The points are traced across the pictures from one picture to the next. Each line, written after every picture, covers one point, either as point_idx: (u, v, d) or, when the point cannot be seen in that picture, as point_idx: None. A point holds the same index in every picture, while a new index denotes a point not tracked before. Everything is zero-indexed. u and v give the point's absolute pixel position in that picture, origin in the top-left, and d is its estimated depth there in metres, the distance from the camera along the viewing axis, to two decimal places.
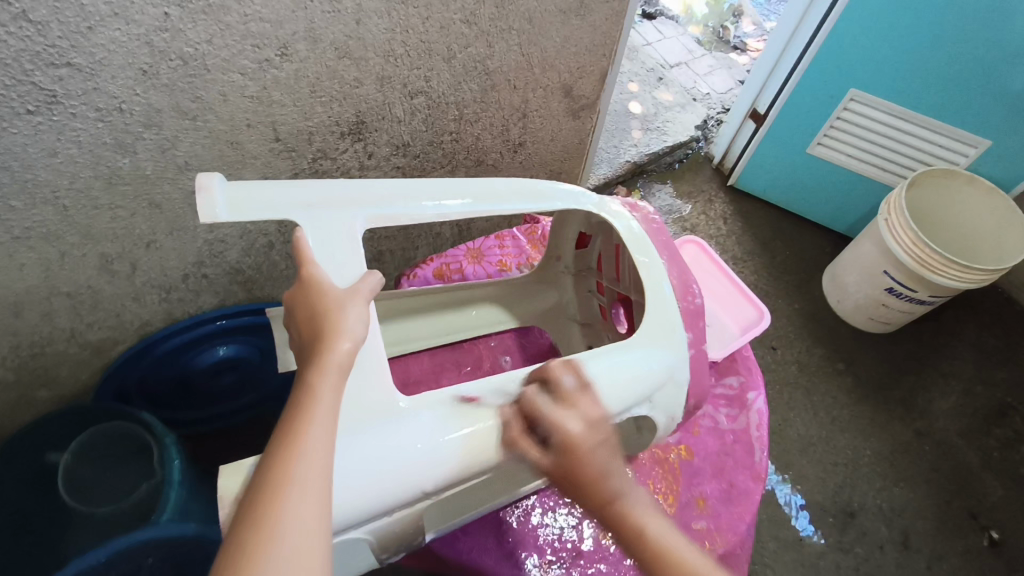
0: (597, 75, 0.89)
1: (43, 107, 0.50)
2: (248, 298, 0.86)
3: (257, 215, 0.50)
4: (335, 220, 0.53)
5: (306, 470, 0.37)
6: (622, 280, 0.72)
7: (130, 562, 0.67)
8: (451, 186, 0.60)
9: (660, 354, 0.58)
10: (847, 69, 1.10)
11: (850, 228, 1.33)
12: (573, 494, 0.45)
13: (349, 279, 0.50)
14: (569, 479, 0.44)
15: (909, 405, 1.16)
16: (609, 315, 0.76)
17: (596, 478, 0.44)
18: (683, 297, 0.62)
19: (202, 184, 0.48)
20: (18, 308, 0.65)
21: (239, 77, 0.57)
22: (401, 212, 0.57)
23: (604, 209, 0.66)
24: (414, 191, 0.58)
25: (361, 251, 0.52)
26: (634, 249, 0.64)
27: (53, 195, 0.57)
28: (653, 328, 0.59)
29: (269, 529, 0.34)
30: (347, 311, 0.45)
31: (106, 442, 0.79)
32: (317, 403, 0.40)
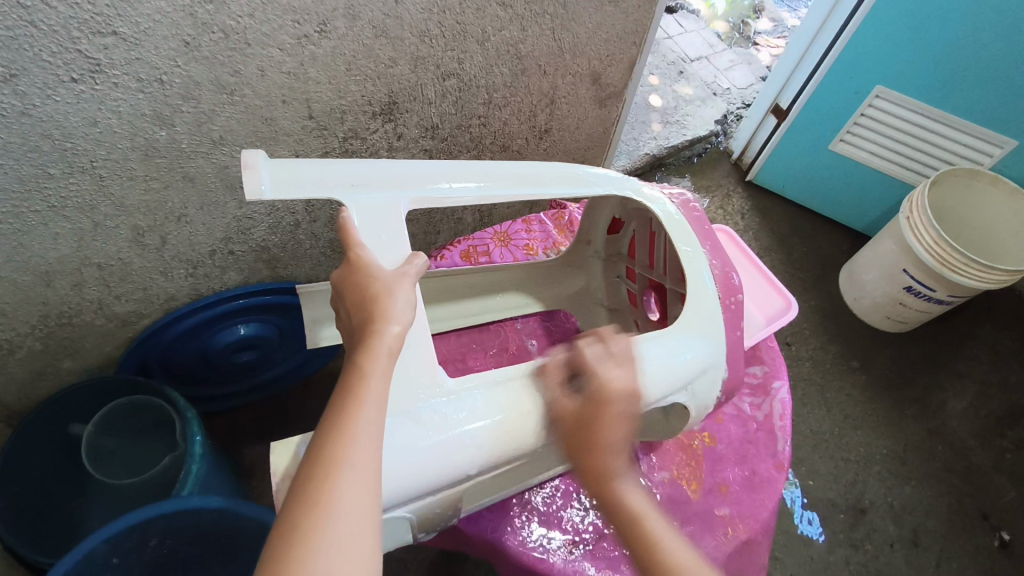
0: (625, 63, 0.89)
1: (86, 75, 0.50)
2: (271, 277, 0.86)
3: (302, 193, 0.50)
4: (378, 201, 0.53)
5: (354, 452, 0.37)
6: (655, 267, 0.72)
7: (153, 532, 0.67)
8: (491, 169, 0.60)
9: (700, 344, 0.58)
10: (873, 66, 1.10)
11: (869, 226, 1.33)
12: (588, 454, 0.49)
13: (395, 260, 0.50)
14: (586, 437, 0.49)
15: (922, 404, 1.16)
16: (641, 303, 0.76)
17: (611, 445, 0.49)
18: (725, 292, 0.62)
19: (247, 162, 0.49)
20: (49, 278, 0.66)
21: (277, 52, 0.57)
22: (443, 194, 0.57)
23: (646, 195, 0.67)
24: (453, 173, 0.58)
25: (405, 233, 0.52)
26: (677, 238, 0.64)
27: (90, 164, 0.57)
28: (696, 318, 0.59)
29: (321, 507, 0.35)
30: (395, 295, 0.46)
31: (131, 417, 0.81)
32: (364, 388, 0.40)
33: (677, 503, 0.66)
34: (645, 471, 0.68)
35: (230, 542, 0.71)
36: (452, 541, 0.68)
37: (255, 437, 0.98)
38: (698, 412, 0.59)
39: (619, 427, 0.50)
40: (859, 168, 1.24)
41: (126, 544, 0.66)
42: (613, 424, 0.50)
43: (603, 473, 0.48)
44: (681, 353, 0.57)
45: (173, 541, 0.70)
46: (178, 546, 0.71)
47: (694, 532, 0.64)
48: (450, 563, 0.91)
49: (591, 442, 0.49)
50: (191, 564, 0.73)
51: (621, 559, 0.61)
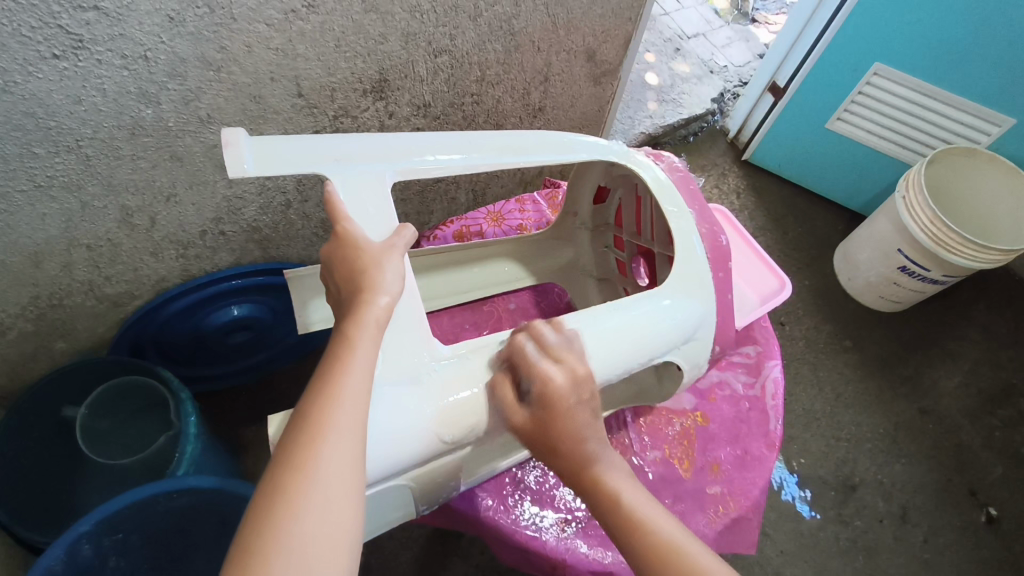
0: (621, 39, 0.87)
1: (69, 52, 0.49)
2: (263, 258, 0.86)
3: (287, 169, 0.49)
4: (366, 176, 0.52)
5: (341, 419, 0.38)
6: (643, 234, 0.72)
7: (150, 511, 0.68)
8: (477, 139, 0.60)
9: (692, 305, 0.58)
10: (871, 43, 1.08)
11: (864, 207, 1.32)
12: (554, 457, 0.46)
13: (382, 233, 0.50)
14: (551, 440, 0.45)
15: (914, 383, 1.17)
16: (630, 271, 0.76)
17: (585, 440, 0.45)
18: (713, 252, 0.62)
19: (228, 140, 0.47)
20: (38, 259, 0.65)
21: (265, 28, 0.56)
22: (429, 165, 0.56)
23: (632, 159, 0.66)
24: (438, 143, 0.57)
25: (395, 207, 0.52)
26: (663, 200, 0.63)
27: (75, 143, 0.56)
28: (684, 279, 0.59)
29: (304, 470, 0.35)
30: (386, 266, 0.46)
31: (123, 400, 0.81)
32: (352, 356, 0.40)
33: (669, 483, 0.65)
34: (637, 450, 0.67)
35: (222, 521, 0.71)
36: (443, 519, 0.67)
37: (250, 419, 0.98)
38: (691, 374, 0.60)
39: (587, 421, 0.46)
40: (856, 147, 1.23)
41: (121, 526, 0.66)
42: (577, 425, 0.45)
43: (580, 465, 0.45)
44: (670, 316, 0.56)
45: (169, 521, 0.70)
46: (176, 526, 0.71)
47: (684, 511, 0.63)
48: (445, 539, 0.93)
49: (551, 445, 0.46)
50: (187, 544, 0.73)
51: None
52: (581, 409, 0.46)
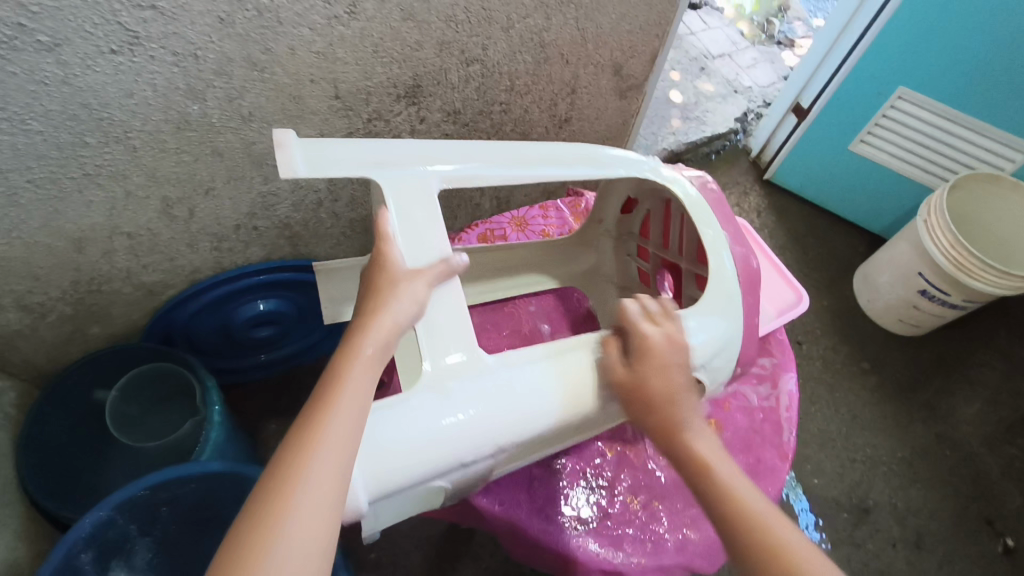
0: (648, 55, 0.89)
1: (125, 47, 0.52)
2: (292, 255, 0.89)
3: (335, 171, 0.51)
4: (413, 181, 0.55)
5: (332, 433, 0.39)
6: (671, 248, 0.73)
7: (173, 493, 0.70)
8: (517, 151, 0.62)
9: (720, 324, 0.58)
10: (898, 67, 1.09)
11: (885, 230, 1.32)
12: (652, 414, 0.51)
13: (427, 238, 0.52)
14: (644, 399, 0.51)
15: (933, 408, 1.16)
16: (654, 282, 0.77)
17: (671, 398, 0.51)
18: (742, 270, 0.63)
19: (279, 141, 0.50)
20: (81, 244, 0.68)
21: (308, 32, 0.59)
22: (473, 174, 0.58)
23: (662, 174, 0.67)
24: (481, 153, 0.60)
25: (440, 213, 0.54)
26: (698, 220, 0.64)
27: (124, 134, 0.59)
28: (716, 299, 0.60)
29: (291, 480, 0.36)
30: (399, 307, 0.46)
31: (153, 385, 0.84)
32: (350, 371, 0.42)
33: (681, 488, 0.66)
34: (652, 455, 0.68)
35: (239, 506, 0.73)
36: (457, 513, 0.68)
37: (271, 413, 1.02)
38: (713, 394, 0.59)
39: (668, 379, 0.51)
40: (878, 170, 1.24)
41: (143, 505, 0.69)
42: (668, 380, 0.51)
43: (670, 428, 0.50)
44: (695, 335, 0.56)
45: (190, 504, 0.72)
46: (196, 509, 0.73)
47: (696, 516, 0.64)
48: (457, 540, 0.95)
49: (648, 400, 0.51)
50: (204, 526, 0.75)
51: (623, 538, 0.62)
52: (673, 368, 0.52)
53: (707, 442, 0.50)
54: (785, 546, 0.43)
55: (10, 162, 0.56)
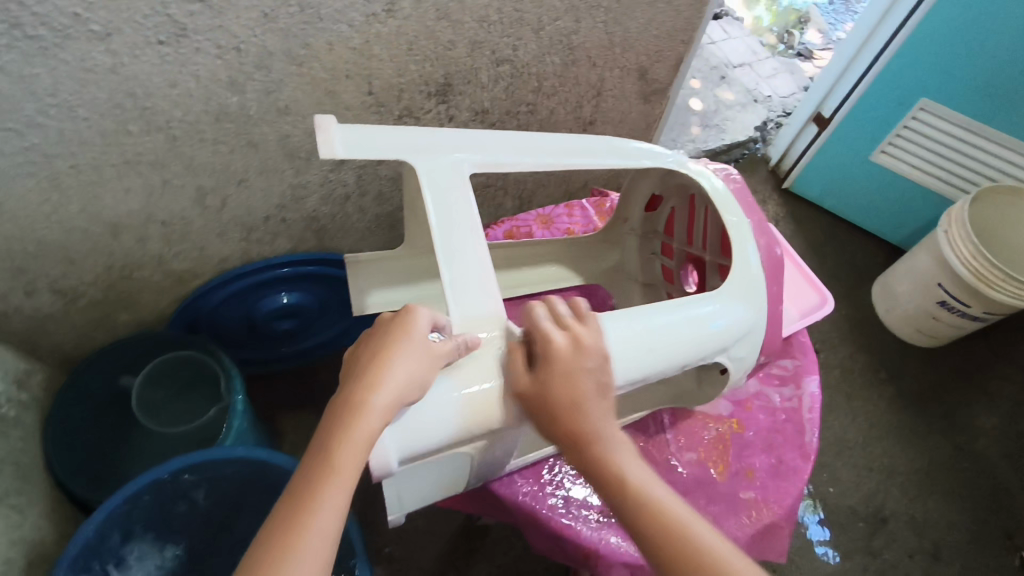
0: (673, 60, 0.90)
1: (172, 39, 0.54)
2: (318, 248, 0.90)
3: (369, 155, 0.53)
4: (447, 165, 0.56)
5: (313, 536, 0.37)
6: (695, 243, 0.74)
7: (197, 477, 0.70)
8: (548, 142, 0.63)
9: (744, 310, 0.60)
10: (920, 78, 1.10)
11: (904, 240, 1.32)
12: (562, 424, 0.46)
13: (461, 217, 0.53)
14: (547, 409, 0.46)
15: (950, 420, 1.15)
16: (679, 277, 0.77)
17: (579, 406, 0.46)
18: (766, 258, 0.64)
19: (320, 125, 0.51)
20: (117, 231, 0.70)
21: (346, 28, 0.60)
22: (504, 160, 0.59)
23: (691, 168, 0.68)
24: (515, 143, 0.61)
25: (474, 197, 0.55)
26: (723, 208, 0.65)
27: (166, 123, 0.61)
28: (739, 286, 0.61)
29: None
30: (403, 394, 0.42)
31: (179, 370, 0.85)
32: (336, 462, 0.39)
33: (703, 485, 0.66)
34: (674, 451, 0.69)
35: (259, 488, 0.73)
36: (483, 504, 0.69)
37: (291, 406, 1.03)
38: (737, 374, 0.62)
39: (585, 385, 0.47)
40: (898, 180, 1.24)
41: (167, 489, 0.69)
42: (579, 390, 0.47)
43: (580, 438, 0.46)
44: (715, 318, 0.58)
45: (214, 488, 0.73)
46: (221, 493, 0.74)
47: (718, 514, 0.64)
48: (471, 536, 0.95)
49: (554, 409, 0.46)
50: (228, 510, 0.76)
51: None
52: (584, 374, 0.47)
53: (629, 452, 0.47)
54: (720, 555, 0.41)
55: (56, 147, 0.58)
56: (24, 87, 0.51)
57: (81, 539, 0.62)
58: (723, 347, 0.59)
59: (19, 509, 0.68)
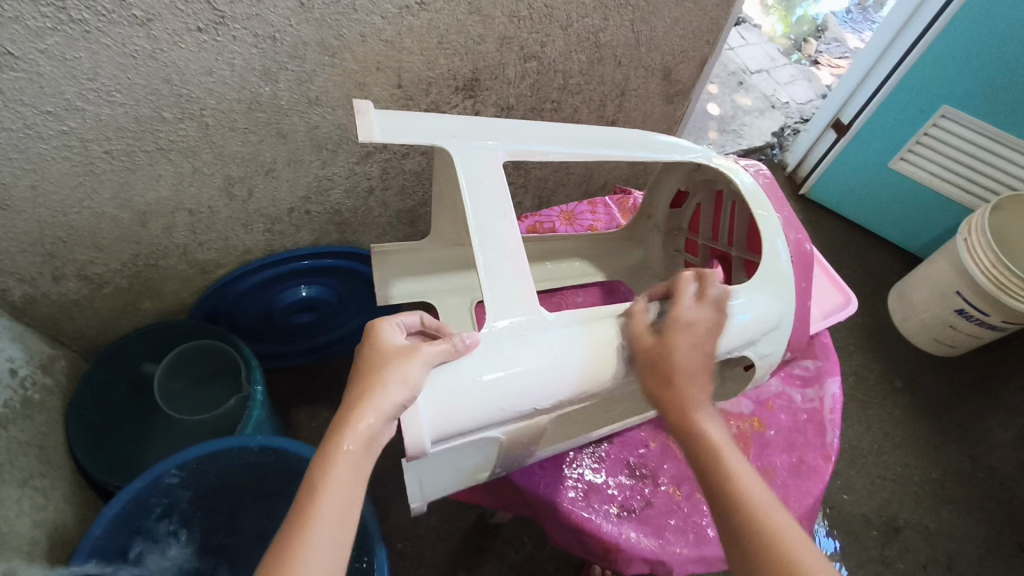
0: (696, 61, 0.91)
1: (210, 26, 0.55)
2: (339, 241, 0.91)
3: (406, 139, 0.54)
4: (481, 151, 0.57)
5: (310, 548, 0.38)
6: (720, 239, 0.75)
7: (215, 467, 0.70)
8: (578, 133, 0.64)
9: (773, 305, 0.61)
10: (942, 85, 1.10)
11: (922, 249, 1.31)
12: (668, 388, 0.50)
13: (495, 202, 0.55)
14: (665, 368, 0.50)
15: (966, 430, 1.14)
16: (703, 273, 0.78)
17: (689, 374, 0.50)
18: (796, 254, 0.64)
19: (359, 108, 0.53)
20: (146, 219, 0.70)
21: (379, 20, 0.61)
22: (535, 150, 0.61)
23: (722, 165, 0.69)
24: (547, 135, 0.62)
25: (505, 181, 0.56)
26: (753, 202, 0.66)
27: (199, 111, 0.62)
28: (768, 280, 0.61)
29: None
30: (386, 395, 0.42)
31: (198, 359, 0.85)
32: (328, 473, 0.40)
33: None
34: None
35: (275, 479, 0.73)
36: (502, 498, 0.70)
37: (306, 399, 1.04)
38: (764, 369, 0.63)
39: (694, 356, 0.51)
40: (917, 189, 1.23)
41: (186, 478, 0.70)
42: (682, 357, 0.51)
43: (684, 404, 0.50)
44: (743, 311, 0.59)
45: (234, 479, 0.73)
46: (238, 483, 0.74)
47: None
48: (483, 535, 0.95)
49: (666, 371, 0.50)
50: (245, 501, 0.76)
51: (666, 527, 0.62)
52: (698, 347, 0.52)
53: (718, 427, 0.49)
54: (788, 539, 0.42)
55: (91, 132, 0.58)
56: (66, 70, 0.52)
57: (107, 519, 0.63)
58: (752, 340, 0.59)
59: (41, 492, 0.68)
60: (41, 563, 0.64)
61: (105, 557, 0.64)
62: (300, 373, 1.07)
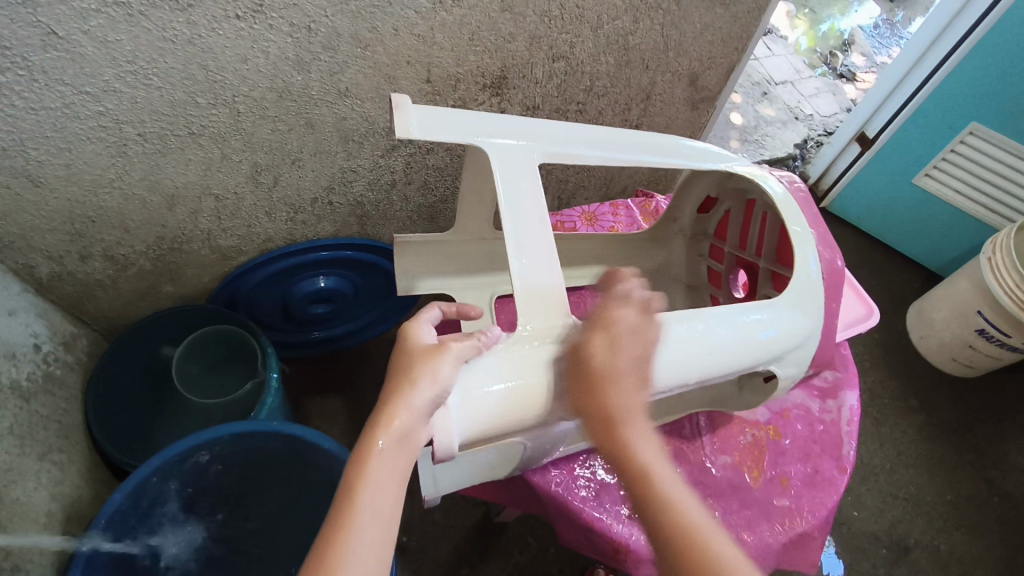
0: (724, 68, 0.91)
1: (248, 14, 0.56)
2: (360, 233, 0.91)
3: (442, 136, 0.54)
4: (517, 151, 0.58)
5: (356, 549, 0.36)
6: (748, 249, 0.75)
7: (230, 450, 0.71)
8: (606, 135, 0.65)
9: (800, 321, 0.61)
10: (972, 102, 1.08)
11: (943, 267, 1.30)
12: (596, 398, 0.48)
13: (534, 203, 0.55)
14: (591, 378, 0.49)
15: (981, 453, 1.13)
16: (728, 281, 0.79)
17: (620, 383, 0.49)
18: (828, 272, 0.64)
19: (396, 104, 0.54)
20: (172, 202, 0.71)
21: (413, 14, 0.62)
22: (568, 151, 0.61)
23: (752, 173, 0.69)
24: (580, 136, 0.63)
25: (542, 182, 0.57)
26: (789, 219, 0.65)
27: (232, 98, 0.63)
28: (797, 296, 0.61)
29: None
30: (417, 392, 0.42)
31: (215, 343, 0.86)
32: (365, 473, 0.38)
33: (737, 489, 0.66)
34: (709, 454, 0.68)
35: (288, 465, 0.73)
36: (511, 494, 0.70)
37: (319, 390, 1.04)
38: (786, 384, 0.63)
39: (636, 366, 0.51)
40: (941, 206, 1.22)
41: (199, 459, 0.70)
42: (619, 369, 0.49)
43: (615, 416, 0.48)
44: (769, 327, 0.59)
45: (246, 463, 0.74)
46: (251, 467, 0.74)
47: (751, 518, 0.64)
48: (489, 533, 0.95)
49: (602, 381, 0.49)
50: (258, 485, 0.76)
51: None
52: (628, 361, 0.50)
53: (650, 445, 0.48)
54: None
55: (126, 114, 0.59)
56: (106, 52, 0.53)
57: (127, 489, 0.63)
58: (778, 356, 0.60)
59: (59, 467, 0.69)
60: (56, 535, 0.65)
61: (120, 533, 0.64)
62: (313, 363, 1.07)
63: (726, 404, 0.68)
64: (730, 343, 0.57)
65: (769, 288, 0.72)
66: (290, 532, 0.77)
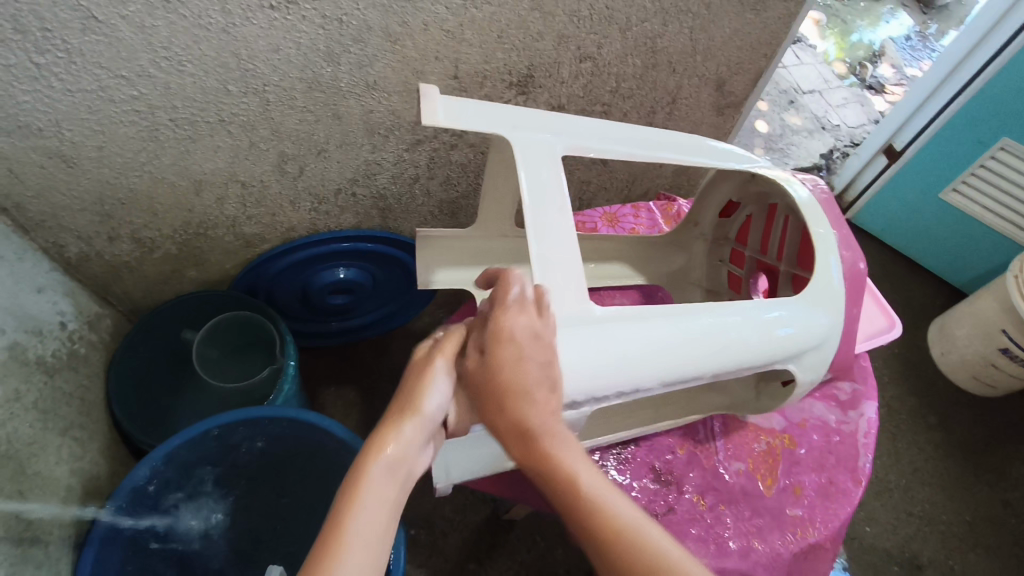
0: (752, 74, 0.90)
1: (282, 5, 0.57)
2: (380, 226, 0.92)
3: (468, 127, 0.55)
4: (541, 145, 0.58)
5: (365, 525, 0.36)
6: (768, 252, 0.75)
7: (245, 433, 0.71)
8: (631, 133, 0.65)
9: (818, 322, 0.60)
10: (1004, 116, 1.06)
11: (969, 283, 1.28)
12: (506, 415, 0.42)
13: (556, 194, 0.55)
14: (492, 395, 0.43)
15: (1000, 474, 1.11)
16: (746, 286, 0.77)
17: (528, 393, 0.43)
18: (849, 275, 0.63)
19: (424, 93, 0.54)
20: (200, 188, 0.72)
21: (443, 10, 0.62)
22: (594, 148, 0.61)
23: (775, 174, 0.68)
24: (606, 134, 0.63)
25: (565, 177, 0.57)
26: (812, 220, 0.65)
27: (262, 87, 0.64)
28: (817, 296, 0.61)
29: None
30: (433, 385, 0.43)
31: (234, 328, 0.88)
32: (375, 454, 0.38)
33: (748, 495, 0.65)
34: (722, 459, 0.68)
35: (303, 451, 0.74)
36: (520, 490, 0.70)
37: (335, 380, 1.06)
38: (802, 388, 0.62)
39: (537, 374, 0.44)
40: (971, 220, 1.20)
41: (215, 442, 0.71)
42: (526, 378, 0.43)
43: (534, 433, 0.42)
44: (784, 325, 0.58)
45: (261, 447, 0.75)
46: (265, 452, 0.75)
47: (761, 526, 0.64)
48: (496, 530, 0.95)
49: (509, 394, 0.42)
50: (271, 469, 0.77)
51: (687, 535, 0.62)
52: (530, 362, 0.44)
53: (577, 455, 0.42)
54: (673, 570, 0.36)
55: (161, 99, 0.61)
56: (143, 37, 0.54)
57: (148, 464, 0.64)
58: (794, 356, 0.59)
59: (79, 442, 0.71)
60: (74, 508, 0.66)
61: (137, 509, 0.66)
62: (330, 353, 1.09)
63: (740, 406, 0.68)
64: (744, 340, 0.56)
65: (789, 292, 0.71)
66: (301, 517, 0.78)
